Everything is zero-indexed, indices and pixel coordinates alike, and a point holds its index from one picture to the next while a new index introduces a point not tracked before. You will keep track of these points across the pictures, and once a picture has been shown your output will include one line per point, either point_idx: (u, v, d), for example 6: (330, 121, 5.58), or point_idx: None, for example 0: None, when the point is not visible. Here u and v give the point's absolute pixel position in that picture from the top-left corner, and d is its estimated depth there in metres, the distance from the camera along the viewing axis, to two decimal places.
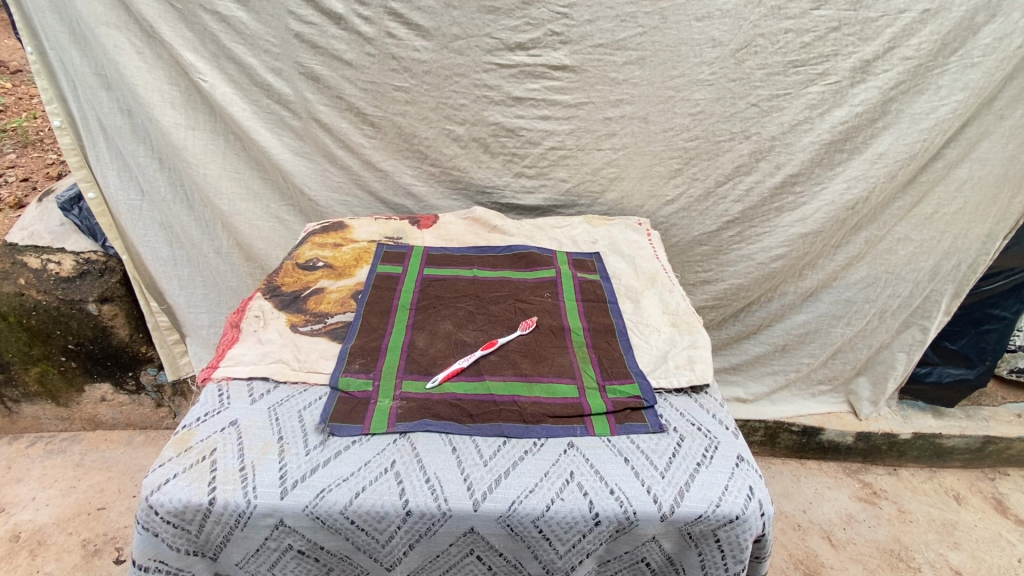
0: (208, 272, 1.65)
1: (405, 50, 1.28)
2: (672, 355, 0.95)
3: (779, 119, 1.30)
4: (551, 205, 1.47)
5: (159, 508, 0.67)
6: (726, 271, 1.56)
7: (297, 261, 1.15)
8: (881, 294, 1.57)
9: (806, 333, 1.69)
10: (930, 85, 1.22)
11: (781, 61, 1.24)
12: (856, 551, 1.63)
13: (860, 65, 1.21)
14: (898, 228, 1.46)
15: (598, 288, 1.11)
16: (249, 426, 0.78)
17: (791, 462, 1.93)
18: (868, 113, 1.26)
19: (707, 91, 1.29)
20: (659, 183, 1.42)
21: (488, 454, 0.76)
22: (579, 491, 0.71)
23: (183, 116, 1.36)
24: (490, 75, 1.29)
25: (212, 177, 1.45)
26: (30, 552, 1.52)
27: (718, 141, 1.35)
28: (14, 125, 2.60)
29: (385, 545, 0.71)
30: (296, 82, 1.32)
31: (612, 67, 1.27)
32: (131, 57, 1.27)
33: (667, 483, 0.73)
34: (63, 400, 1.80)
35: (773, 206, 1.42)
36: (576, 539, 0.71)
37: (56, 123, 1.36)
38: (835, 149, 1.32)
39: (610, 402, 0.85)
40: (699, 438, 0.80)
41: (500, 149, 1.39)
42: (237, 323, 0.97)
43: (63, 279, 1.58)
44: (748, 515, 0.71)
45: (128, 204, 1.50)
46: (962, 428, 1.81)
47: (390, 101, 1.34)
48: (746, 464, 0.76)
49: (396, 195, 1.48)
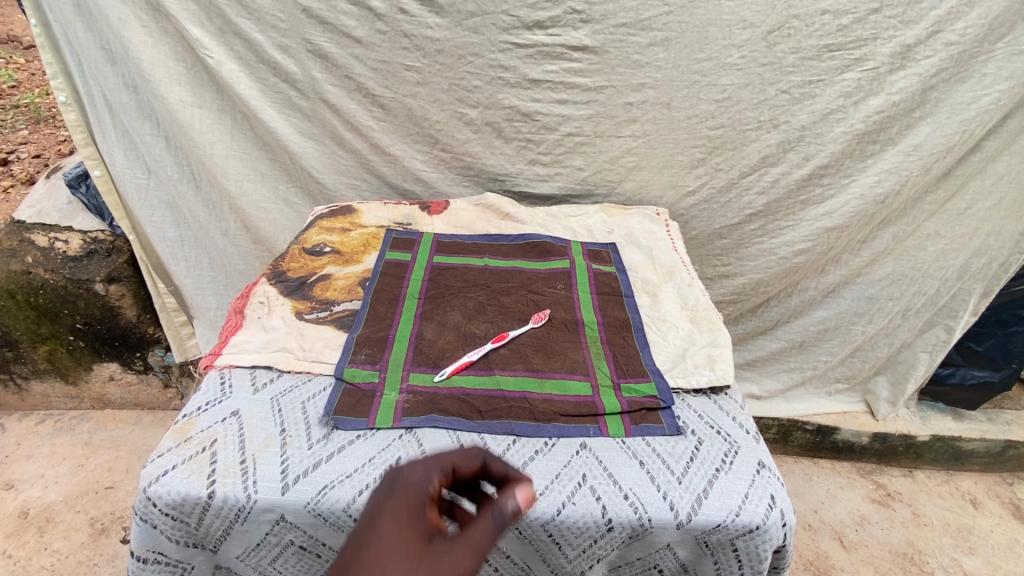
0: (215, 253, 1.62)
1: (418, 27, 1.22)
2: (691, 352, 0.90)
3: (811, 107, 1.24)
4: (566, 194, 1.42)
5: (156, 500, 0.65)
6: (746, 265, 1.51)
7: (304, 246, 1.11)
8: (906, 291, 1.52)
9: (825, 330, 1.64)
10: (973, 73, 1.15)
11: (816, 44, 1.16)
12: (868, 553, 1.60)
13: (901, 50, 1.14)
14: (930, 224, 1.40)
15: (614, 281, 1.07)
16: (251, 416, 0.75)
17: (803, 461, 1.89)
18: (905, 103, 1.19)
19: (736, 75, 1.22)
20: (680, 173, 1.37)
21: (497, 453, 0.73)
22: (591, 494, 0.68)
23: (188, 93, 1.33)
24: (507, 54, 1.23)
25: (219, 156, 1.42)
26: (38, 528, 1.53)
27: (745, 129, 1.29)
28: (27, 100, 2.59)
29: None
30: (303, 60, 1.27)
31: (636, 48, 1.21)
32: (137, 31, 1.24)
33: (684, 489, 0.69)
34: (72, 378, 1.80)
35: (799, 200, 1.37)
36: (587, 545, 0.68)
37: (61, 98, 1.33)
38: (869, 140, 1.25)
39: (625, 401, 0.81)
40: (718, 441, 0.77)
41: (514, 134, 1.34)
42: (241, 309, 0.94)
43: (71, 258, 1.56)
44: (769, 526, 0.67)
45: (134, 182, 1.48)
46: (982, 432, 1.76)
47: (401, 81, 1.29)
48: (768, 471, 0.73)
49: (405, 180, 1.44)
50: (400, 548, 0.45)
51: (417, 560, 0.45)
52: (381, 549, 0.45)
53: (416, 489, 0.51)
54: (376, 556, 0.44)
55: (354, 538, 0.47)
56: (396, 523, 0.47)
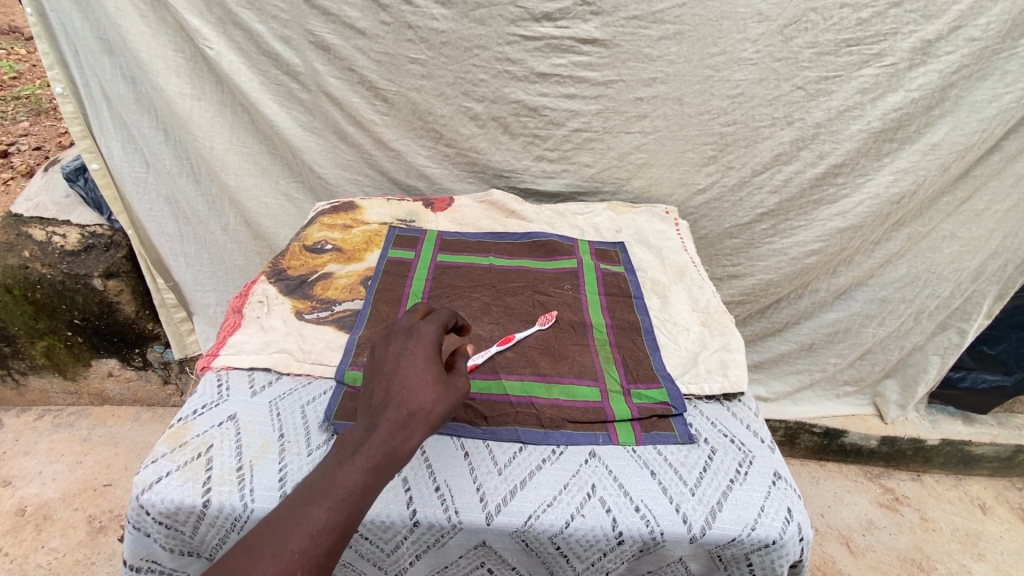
0: (215, 249, 1.60)
1: (423, 19, 1.19)
2: (703, 357, 0.88)
3: (827, 103, 1.20)
4: (573, 192, 1.39)
5: (149, 508, 0.63)
6: (756, 265, 1.48)
7: (305, 243, 1.09)
8: (919, 293, 1.48)
9: (836, 332, 1.61)
10: (995, 70, 1.11)
11: (833, 39, 1.13)
12: (876, 559, 1.58)
13: (921, 45, 1.10)
14: (946, 225, 1.36)
15: (622, 281, 1.04)
16: (249, 420, 0.73)
17: (809, 464, 1.87)
18: (924, 100, 1.16)
19: (750, 71, 1.18)
20: (691, 171, 1.34)
21: (502, 461, 0.70)
22: (601, 506, 0.66)
23: (187, 85, 1.30)
24: (514, 47, 1.20)
25: (219, 150, 1.39)
26: (36, 526, 1.51)
27: (758, 126, 1.25)
28: (29, 92, 2.56)
29: (391, 555, 0.66)
30: (305, 52, 1.24)
31: (648, 42, 1.17)
32: (134, 20, 1.21)
33: (697, 502, 0.67)
34: (70, 374, 1.78)
35: (812, 199, 1.33)
36: (596, 558, 0.65)
37: (57, 90, 1.30)
38: (885, 138, 1.22)
39: (636, 407, 0.78)
40: (732, 450, 0.74)
41: (521, 129, 1.31)
42: (239, 308, 0.92)
43: (68, 253, 1.53)
44: (785, 541, 0.64)
45: (133, 176, 1.45)
46: (993, 436, 1.73)
47: (405, 74, 1.26)
48: (784, 483, 0.70)
49: (409, 176, 1.41)
50: (430, 381, 0.60)
51: (442, 390, 0.60)
52: (419, 382, 0.59)
53: (429, 339, 0.64)
54: (418, 383, 0.59)
55: (390, 375, 0.60)
56: (424, 364, 0.61)
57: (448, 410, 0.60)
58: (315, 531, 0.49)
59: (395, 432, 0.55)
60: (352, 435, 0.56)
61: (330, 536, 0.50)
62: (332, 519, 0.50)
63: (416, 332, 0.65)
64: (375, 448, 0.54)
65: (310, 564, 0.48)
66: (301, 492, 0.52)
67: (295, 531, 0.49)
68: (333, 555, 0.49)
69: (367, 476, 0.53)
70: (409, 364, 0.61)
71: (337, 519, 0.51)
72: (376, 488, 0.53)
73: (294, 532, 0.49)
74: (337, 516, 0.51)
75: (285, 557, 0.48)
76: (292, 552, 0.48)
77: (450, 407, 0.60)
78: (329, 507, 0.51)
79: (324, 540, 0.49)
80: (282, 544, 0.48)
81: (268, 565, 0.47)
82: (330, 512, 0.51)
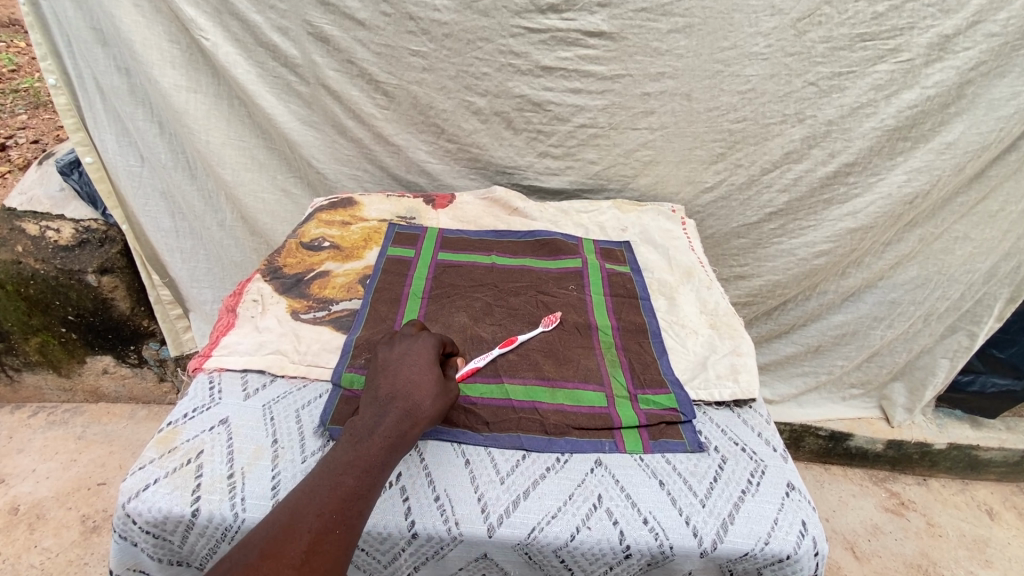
0: (212, 245, 1.57)
1: (425, 10, 1.15)
2: (712, 361, 0.85)
3: (840, 100, 1.17)
4: (577, 189, 1.36)
5: (136, 518, 0.60)
6: (763, 266, 1.45)
7: (302, 240, 1.06)
8: (929, 295, 1.45)
9: (843, 334, 1.58)
10: (1014, 67, 1.08)
11: (848, 33, 1.09)
12: (881, 565, 1.55)
13: (938, 40, 1.07)
14: (959, 226, 1.33)
15: (628, 282, 1.01)
16: (241, 425, 0.70)
17: (814, 467, 1.84)
18: (940, 98, 1.12)
19: (761, 66, 1.15)
20: (698, 169, 1.31)
21: (505, 470, 0.67)
22: (607, 518, 0.63)
23: (183, 77, 1.27)
24: (518, 40, 1.17)
25: (215, 144, 1.36)
26: (28, 525, 1.49)
27: (768, 123, 1.22)
28: (27, 84, 2.53)
29: (388, 566, 0.64)
30: (303, 43, 1.21)
31: (656, 35, 1.14)
32: (128, 10, 1.17)
33: (708, 514, 0.64)
34: (64, 370, 1.75)
35: (822, 199, 1.30)
36: (602, 571, 0.63)
37: (50, 81, 1.27)
38: (899, 136, 1.19)
39: (643, 414, 0.76)
40: (744, 460, 0.71)
41: (525, 124, 1.28)
42: (233, 307, 0.89)
43: (62, 248, 1.50)
44: (800, 555, 0.62)
45: (128, 170, 1.42)
46: (1001, 441, 1.70)
47: (406, 67, 1.23)
48: (798, 494, 0.67)
49: (409, 172, 1.38)
50: (433, 376, 0.66)
51: (442, 386, 0.66)
52: (423, 377, 0.65)
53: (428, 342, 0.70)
54: (422, 378, 0.65)
55: (395, 371, 0.66)
56: (426, 361, 0.67)
57: (448, 404, 0.66)
58: (347, 495, 0.54)
59: (406, 417, 0.61)
60: (363, 421, 0.60)
61: (359, 502, 0.54)
62: (361, 487, 0.55)
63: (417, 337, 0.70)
64: (392, 428, 0.60)
65: (344, 526, 0.53)
66: (329, 465, 0.56)
67: (329, 496, 0.53)
68: (362, 519, 0.54)
69: (387, 451, 0.58)
70: (413, 363, 0.66)
71: (364, 488, 0.55)
72: (394, 463, 0.59)
73: (327, 498, 0.53)
74: (364, 484, 0.55)
75: (322, 516, 0.52)
76: (328, 515, 0.52)
77: (449, 402, 0.66)
78: (357, 476, 0.55)
79: (355, 505, 0.54)
80: (319, 509, 0.53)
81: (307, 526, 0.51)
82: (358, 480, 0.55)
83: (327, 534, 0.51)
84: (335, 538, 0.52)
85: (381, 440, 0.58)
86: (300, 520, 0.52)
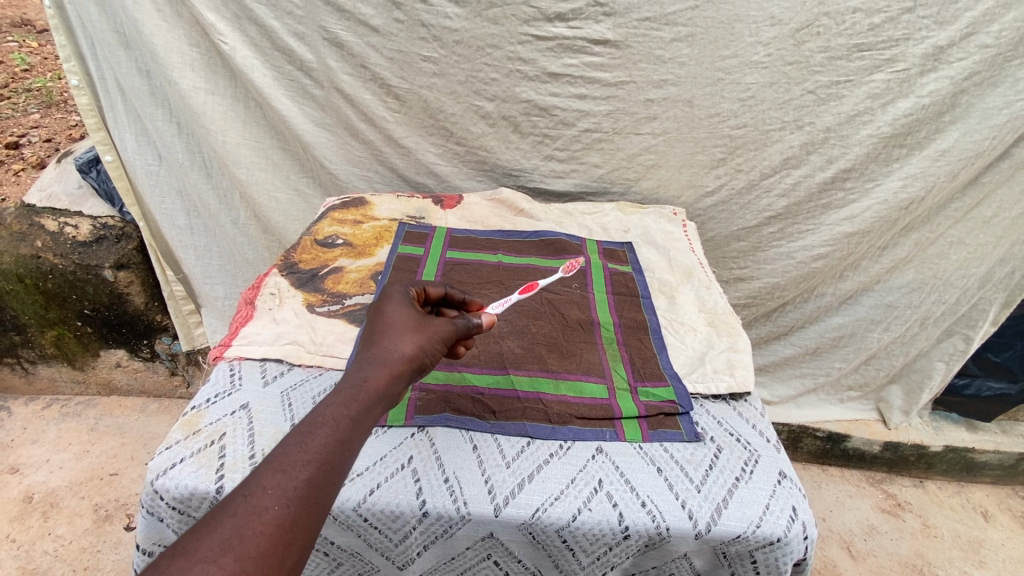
0: (225, 242, 1.61)
1: (437, 17, 1.20)
2: (710, 357, 0.88)
3: (837, 108, 1.21)
4: (581, 192, 1.40)
5: (163, 494, 0.64)
6: (762, 268, 1.49)
7: (316, 237, 1.10)
8: (925, 299, 1.49)
9: (841, 337, 1.62)
10: (1006, 77, 1.12)
11: (846, 43, 1.13)
12: (877, 563, 1.58)
13: (933, 51, 1.11)
14: (954, 231, 1.36)
15: (630, 281, 1.05)
16: (261, 410, 0.74)
17: (811, 468, 1.87)
18: (935, 106, 1.16)
19: (761, 74, 1.19)
20: (699, 173, 1.35)
21: (511, 455, 0.71)
22: (607, 501, 0.66)
23: (202, 79, 1.31)
24: (526, 47, 1.21)
25: (231, 144, 1.40)
26: (42, 514, 1.53)
27: (768, 130, 1.26)
28: (40, 84, 2.58)
29: (399, 545, 0.67)
30: (319, 48, 1.25)
31: (660, 43, 1.18)
32: (151, 14, 1.22)
33: (703, 498, 0.67)
34: (78, 363, 1.80)
35: (820, 203, 1.34)
36: (602, 551, 0.66)
37: (73, 82, 1.31)
38: (895, 143, 1.22)
39: (643, 405, 0.79)
40: (738, 449, 0.74)
41: (531, 128, 1.32)
42: (252, 300, 0.93)
43: (80, 244, 1.55)
44: (790, 538, 0.65)
45: (146, 168, 1.46)
46: (996, 444, 1.72)
47: (417, 72, 1.27)
48: (789, 482, 0.70)
49: (418, 173, 1.43)
50: (405, 320, 0.63)
51: (414, 329, 0.61)
52: (392, 324, 0.62)
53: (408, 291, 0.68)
54: (388, 327, 0.61)
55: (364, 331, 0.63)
56: (394, 309, 0.64)
57: (427, 345, 0.61)
58: (286, 466, 0.47)
59: (368, 367, 0.56)
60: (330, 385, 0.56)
61: (307, 469, 0.47)
62: (306, 453, 0.48)
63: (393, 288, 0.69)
64: (347, 385, 0.54)
65: (285, 496, 0.45)
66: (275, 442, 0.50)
67: (265, 468, 0.46)
68: (310, 487, 0.46)
69: (341, 410, 0.52)
70: (384, 313, 0.64)
71: (311, 453, 0.48)
72: (352, 419, 0.52)
73: (264, 470, 0.46)
74: (311, 448, 0.48)
75: (253, 494, 0.44)
76: (264, 488, 0.45)
77: (424, 341, 0.61)
78: (303, 441, 0.49)
79: (300, 472, 0.47)
80: (251, 483, 0.45)
81: (235, 504, 0.44)
82: (303, 444, 0.48)
83: (262, 508, 0.44)
84: (274, 512, 0.44)
85: (336, 398, 0.53)
86: (230, 499, 0.44)
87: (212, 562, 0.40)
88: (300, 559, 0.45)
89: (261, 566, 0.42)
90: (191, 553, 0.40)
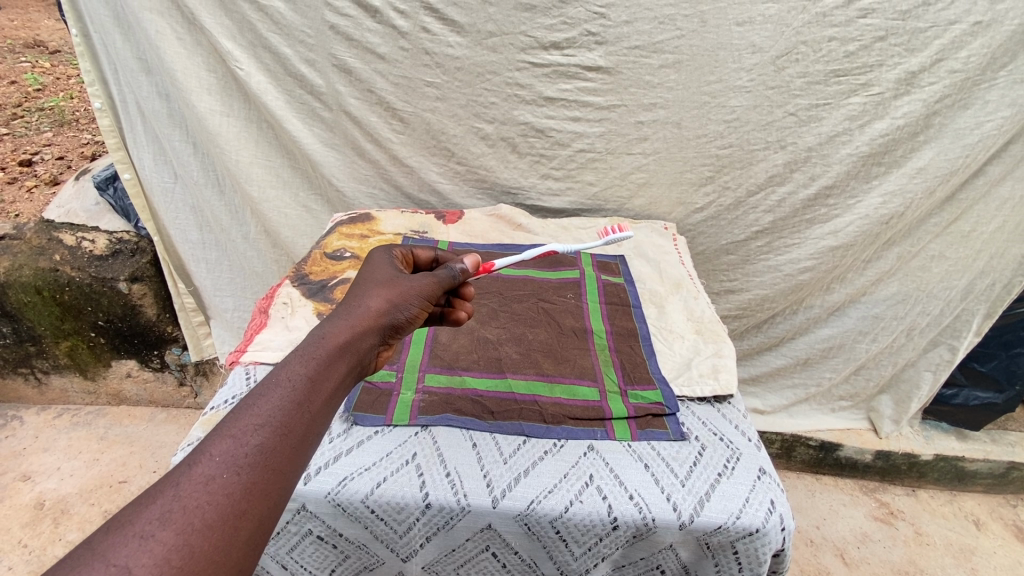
0: (235, 256, 1.68)
1: (439, 46, 1.28)
2: (696, 362, 0.94)
3: (817, 129, 1.28)
4: (576, 209, 1.47)
5: None
6: (751, 281, 1.55)
7: (325, 250, 1.16)
8: (910, 311, 1.54)
9: (830, 348, 1.67)
10: (977, 100, 1.18)
11: (823, 69, 1.21)
12: (870, 571, 1.60)
13: (906, 76, 1.18)
14: (933, 245, 1.43)
15: (622, 291, 1.11)
16: None
17: (805, 477, 1.91)
18: (910, 127, 1.23)
19: (745, 97, 1.26)
20: (689, 191, 1.41)
21: (508, 452, 0.76)
22: (598, 494, 0.71)
23: (218, 102, 1.39)
24: (524, 73, 1.28)
25: (244, 163, 1.48)
26: (53, 520, 1.57)
27: (753, 149, 1.33)
28: (53, 104, 2.68)
29: (403, 536, 0.72)
30: (329, 74, 1.33)
31: (649, 70, 1.26)
32: (172, 42, 1.30)
33: (686, 492, 0.72)
34: (90, 374, 1.85)
35: (804, 219, 1.41)
36: (593, 542, 0.71)
37: (96, 104, 1.40)
38: (873, 162, 1.29)
39: (632, 406, 0.84)
40: (720, 447, 0.80)
41: (529, 149, 1.39)
42: (266, 309, 0.99)
43: (97, 257, 1.61)
44: (768, 529, 0.69)
45: (162, 186, 1.54)
46: (986, 452, 1.76)
47: (420, 97, 1.35)
48: (768, 478, 0.75)
49: (421, 191, 1.50)
50: (371, 285, 0.67)
51: (384, 288, 0.66)
52: (367, 285, 0.67)
53: (382, 260, 0.73)
54: (362, 287, 0.67)
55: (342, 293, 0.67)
56: (370, 275, 0.69)
57: (395, 303, 0.65)
58: (235, 434, 0.46)
59: (338, 324, 0.59)
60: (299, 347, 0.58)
61: (258, 435, 0.47)
62: (258, 416, 0.48)
63: (370, 258, 0.75)
64: (306, 348, 0.55)
65: (233, 464, 0.44)
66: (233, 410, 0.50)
67: (213, 435, 0.45)
68: (263, 452, 0.46)
69: (295, 372, 0.52)
70: (359, 279, 0.69)
71: (262, 419, 0.48)
72: (312, 376, 0.53)
73: (213, 437, 0.45)
74: (265, 411, 0.48)
75: (198, 463, 0.43)
76: (210, 457, 0.44)
77: (392, 297, 0.65)
78: (253, 407, 0.48)
79: (252, 438, 0.46)
80: (197, 452, 0.44)
81: (180, 475, 0.43)
82: (256, 409, 0.48)
83: (208, 477, 0.43)
84: (222, 480, 0.43)
85: (295, 358, 0.54)
86: (173, 473, 0.43)
87: (150, 537, 0.38)
88: (254, 531, 0.43)
89: (208, 539, 0.40)
90: (125, 528, 0.38)
